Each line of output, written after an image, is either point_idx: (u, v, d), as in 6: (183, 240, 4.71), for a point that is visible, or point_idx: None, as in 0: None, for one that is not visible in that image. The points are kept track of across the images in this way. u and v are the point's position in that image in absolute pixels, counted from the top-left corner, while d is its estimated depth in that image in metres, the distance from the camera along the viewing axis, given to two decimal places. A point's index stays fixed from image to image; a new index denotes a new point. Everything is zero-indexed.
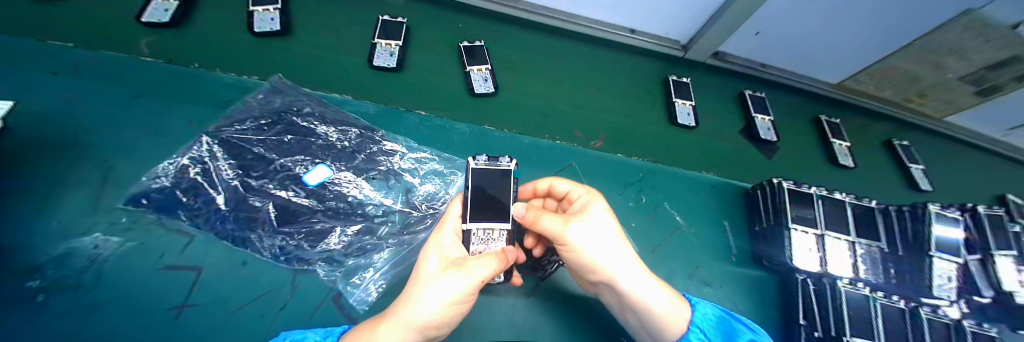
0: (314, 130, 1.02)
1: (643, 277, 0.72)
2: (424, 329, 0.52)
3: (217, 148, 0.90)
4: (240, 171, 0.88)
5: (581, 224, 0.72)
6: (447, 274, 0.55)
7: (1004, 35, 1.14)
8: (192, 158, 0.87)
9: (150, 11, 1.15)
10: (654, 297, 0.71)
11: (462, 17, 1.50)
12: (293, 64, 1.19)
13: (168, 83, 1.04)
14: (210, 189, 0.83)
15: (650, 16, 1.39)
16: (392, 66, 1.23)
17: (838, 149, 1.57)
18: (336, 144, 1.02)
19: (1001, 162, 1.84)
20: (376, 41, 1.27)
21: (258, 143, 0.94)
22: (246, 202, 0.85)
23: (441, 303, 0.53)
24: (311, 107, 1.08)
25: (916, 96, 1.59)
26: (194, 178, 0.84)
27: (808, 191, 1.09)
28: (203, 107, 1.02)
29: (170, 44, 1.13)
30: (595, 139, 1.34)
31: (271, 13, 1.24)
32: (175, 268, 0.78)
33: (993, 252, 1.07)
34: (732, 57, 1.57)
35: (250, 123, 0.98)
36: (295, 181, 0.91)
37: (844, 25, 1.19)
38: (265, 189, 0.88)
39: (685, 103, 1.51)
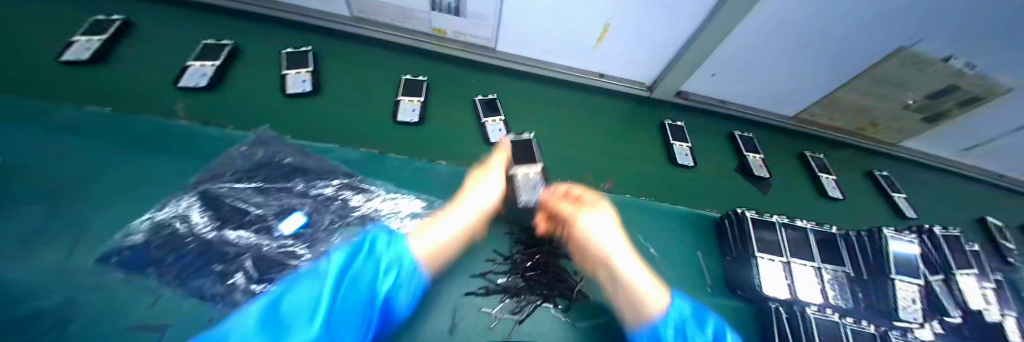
0: (292, 181, 1.12)
1: (630, 262, 0.90)
2: (481, 204, 0.99)
3: (196, 203, 0.97)
4: (216, 223, 0.93)
5: (591, 214, 0.98)
6: (484, 180, 1.05)
7: (938, 67, 1.49)
8: (172, 213, 0.93)
9: (188, 76, 1.35)
10: (638, 281, 0.85)
11: (456, 69, 1.73)
12: (295, 121, 1.34)
13: (160, 138, 1.14)
14: (186, 242, 0.87)
15: (623, 61, 1.69)
16: (414, 120, 1.43)
17: (825, 181, 1.83)
18: (312, 193, 1.10)
19: (942, 176, 2.19)
20: (401, 98, 1.49)
21: (232, 195, 1.01)
22: (221, 253, 0.87)
23: (487, 191, 1.02)
24: (292, 158, 1.18)
25: (868, 125, 1.97)
26: (171, 232, 0.89)
27: (770, 219, 1.18)
28: (197, 162, 1.09)
29: (204, 105, 1.31)
30: (603, 181, 1.48)
31: (303, 75, 1.46)
32: (140, 327, 0.72)
33: (953, 271, 1.17)
34: (694, 96, 1.90)
35: (232, 176, 1.06)
36: (269, 231, 0.96)
37: (797, 61, 1.54)
38: (232, 241, 0.91)
39: (683, 145, 1.70)
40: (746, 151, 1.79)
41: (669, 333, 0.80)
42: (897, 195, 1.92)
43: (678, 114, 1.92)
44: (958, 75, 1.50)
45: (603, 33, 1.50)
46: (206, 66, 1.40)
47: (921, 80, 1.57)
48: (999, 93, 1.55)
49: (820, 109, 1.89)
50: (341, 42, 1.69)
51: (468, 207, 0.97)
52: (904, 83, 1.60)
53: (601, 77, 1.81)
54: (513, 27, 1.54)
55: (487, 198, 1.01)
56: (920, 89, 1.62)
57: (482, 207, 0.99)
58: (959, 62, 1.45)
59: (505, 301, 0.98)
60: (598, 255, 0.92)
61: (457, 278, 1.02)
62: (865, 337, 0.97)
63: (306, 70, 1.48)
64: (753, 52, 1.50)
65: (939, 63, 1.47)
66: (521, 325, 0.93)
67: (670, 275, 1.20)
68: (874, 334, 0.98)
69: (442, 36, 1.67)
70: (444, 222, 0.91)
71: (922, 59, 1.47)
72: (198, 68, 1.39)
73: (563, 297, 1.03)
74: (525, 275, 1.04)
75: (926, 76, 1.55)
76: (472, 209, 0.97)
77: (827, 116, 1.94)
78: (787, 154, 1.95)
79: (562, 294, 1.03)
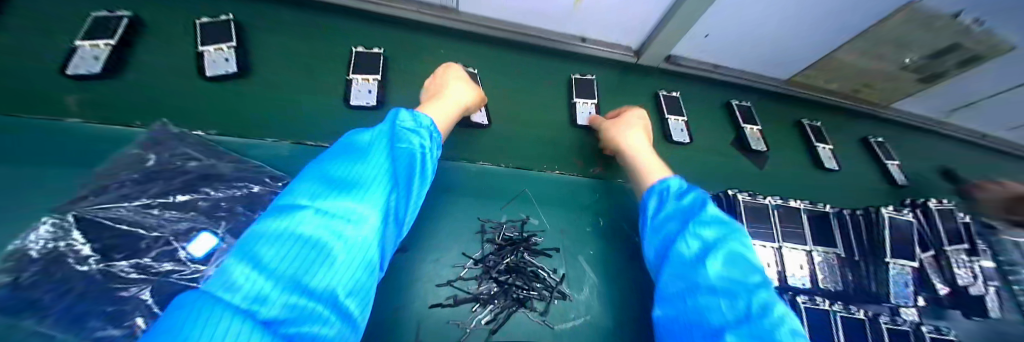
0: (200, 186, 0.81)
1: (649, 158, 1.04)
2: (463, 95, 1.05)
3: (67, 226, 0.68)
4: (97, 254, 0.66)
5: (627, 125, 1.14)
6: (461, 81, 1.08)
7: (946, 24, 1.34)
8: (32, 246, 0.66)
9: (75, 60, 1.02)
10: (648, 165, 1.03)
11: (416, 36, 1.47)
12: (213, 108, 1.08)
13: (20, 142, 0.85)
14: (47, 286, 0.61)
15: (606, 21, 1.46)
16: (372, 103, 1.19)
17: (822, 153, 1.76)
18: (225, 202, 0.80)
19: (931, 137, 2.15)
20: (353, 77, 1.23)
21: (107, 215, 0.70)
22: (111, 292, 0.63)
23: (466, 89, 1.07)
24: (199, 160, 0.86)
25: (863, 87, 1.85)
26: (18, 278, 0.61)
27: (763, 202, 1.08)
28: (62, 167, 0.83)
29: (106, 97, 1.01)
30: (593, 165, 1.32)
31: (223, 52, 1.17)
32: None
33: (945, 248, 1.13)
34: (682, 60, 1.71)
35: (116, 186, 0.75)
36: (171, 258, 0.70)
37: (799, 20, 1.36)
38: (121, 275, 0.65)
39: (678, 120, 1.57)
40: (744, 124, 1.67)
41: (670, 206, 0.88)
42: (891, 163, 1.88)
43: (667, 82, 1.75)
44: (963, 33, 1.37)
45: None
46: (99, 46, 1.06)
47: (926, 38, 1.43)
48: (1003, 52, 1.43)
49: (817, 72, 1.75)
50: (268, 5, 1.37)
51: (455, 96, 1.02)
52: (906, 43, 1.46)
53: (581, 42, 1.60)
54: None
55: (467, 90, 1.07)
56: (923, 48, 1.49)
57: (465, 98, 1.05)
58: (969, 18, 1.30)
59: (476, 310, 0.88)
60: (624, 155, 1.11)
61: (422, 288, 0.91)
62: (854, 324, 0.93)
63: (229, 45, 1.18)
64: (749, 11, 1.31)
65: (948, 19, 1.32)
66: (496, 335, 0.85)
67: None
68: (863, 319, 0.94)
69: None
70: (441, 103, 0.97)
71: (932, 16, 1.31)
72: (89, 49, 1.06)
73: (540, 299, 0.93)
74: (497, 278, 0.92)
75: (932, 35, 1.41)
76: (456, 98, 1.02)
77: (822, 78, 1.80)
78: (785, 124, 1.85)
79: (539, 296, 0.93)
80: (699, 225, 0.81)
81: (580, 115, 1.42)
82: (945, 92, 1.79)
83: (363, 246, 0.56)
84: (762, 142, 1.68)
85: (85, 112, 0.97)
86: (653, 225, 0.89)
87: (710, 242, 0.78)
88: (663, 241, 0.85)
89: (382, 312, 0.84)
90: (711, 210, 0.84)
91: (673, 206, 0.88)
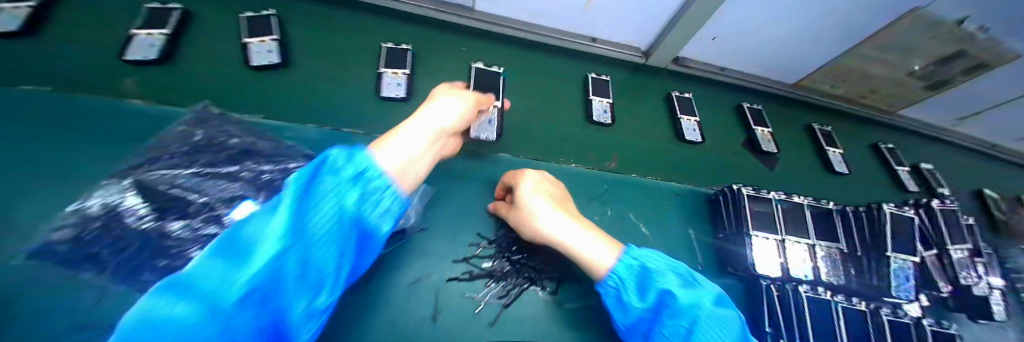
0: (243, 160, 0.87)
1: (587, 240, 0.78)
2: (443, 120, 0.76)
3: (126, 186, 0.76)
4: (153, 213, 0.72)
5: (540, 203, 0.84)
6: (450, 102, 0.81)
7: (949, 30, 1.38)
8: (98, 200, 0.75)
9: (133, 47, 1.11)
10: (592, 256, 0.75)
11: (435, 33, 1.54)
12: (249, 94, 1.15)
13: (76, 115, 0.93)
14: (113, 236, 0.70)
15: (617, 21, 1.52)
16: (401, 95, 1.27)
17: (832, 157, 1.80)
18: (263, 176, 0.85)
19: (939, 146, 2.16)
20: (382, 71, 1.31)
21: (166, 179, 0.77)
22: (162, 249, 0.69)
23: (455, 115, 0.80)
24: (239, 138, 0.93)
25: (869, 93, 1.88)
26: (96, 222, 0.71)
27: (767, 196, 1.12)
28: (116, 142, 0.91)
29: (158, 79, 1.10)
30: (608, 161, 1.41)
31: (266, 44, 1.24)
32: (85, 329, 0.68)
33: (947, 247, 1.14)
34: (689, 62, 1.76)
35: (167, 157, 0.82)
36: (218, 222, 0.75)
37: (804, 24, 1.41)
38: (171, 234, 0.71)
39: (690, 119, 1.63)
40: (754, 125, 1.73)
41: (634, 304, 0.70)
42: (900, 169, 1.91)
43: (675, 83, 1.79)
44: (967, 39, 1.41)
45: None
46: (154, 35, 1.15)
47: (930, 45, 1.47)
48: (1008, 59, 1.46)
49: (823, 76, 1.78)
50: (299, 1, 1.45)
51: (428, 121, 0.73)
52: (910, 49, 1.50)
53: (591, 42, 1.66)
54: None
55: (447, 113, 0.78)
56: (928, 55, 1.52)
57: (445, 123, 0.76)
58: (971, 25, 1.34)
59: (490, 286, 0.93)
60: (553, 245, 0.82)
61: (439, 263, 0.95)
62: (853, 313, 0.97)
63: (271, 38, 1.26)
64: (754, 14, 1.37)
65: (952, 25, 1.36)
66: (508, 309, 0.90)
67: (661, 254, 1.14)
68: (863, 310, 0.97)
69: None
70: (404, 135, 0.66)
71: (935, 22, 1.35)
72: (144, 37, 1.15)
73: (550, 280, 0.98)
74: (510, 258, 0.98)
75: (935, 42, 1.45)
76: (432, 125, 0.73)
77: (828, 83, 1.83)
78: (795, 129, 1.89)
79: (549, 277, 0.98)
80: (670, 320, 0.67)
81: (594, 113, 1.51)
82: (951, 100, 1.81)
83: (236, 321, 0.37)
84: (774, 145, 1.74)
85: (145, 94, 1.06)
86: (625, 326, 0.74)
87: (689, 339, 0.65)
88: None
89: (401, 284, 0.87)
90: (681, 302, 0.67)
91: (636, 304, 0.70)
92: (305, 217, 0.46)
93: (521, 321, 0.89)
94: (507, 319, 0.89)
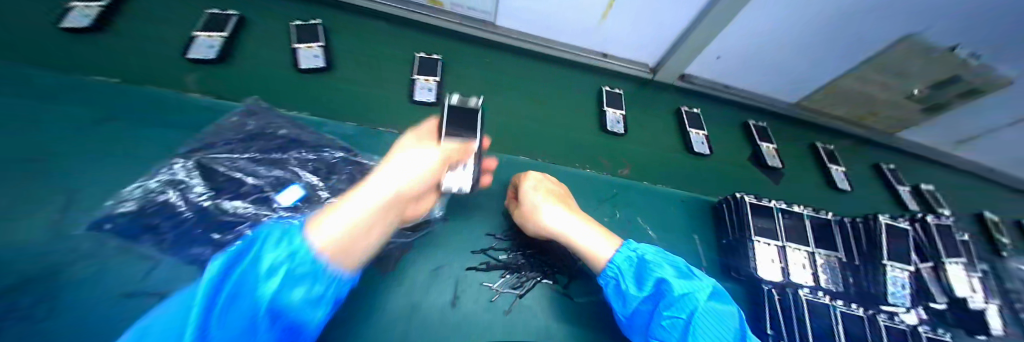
0: (289, 150, 1.04)
1: (589, 233, 0.85)
2: (406, 180, 0.68)
3: (187, 169, 0.91)
4: (211, 193, 0.88)
5: (542, 198, 0.92)
6: (417, 151, 0.74)
7: (944, 56, 1.47)
8: (161, 180, 0.90)
9: (195, 47, 1.27)
10: (586, 244, 0.84)
11: (458, 44, 1.66)
12: (290, 94, 1.28)
13: (139, 107, 1.08)
14: (178, 211, 0.84)
15: (626, 39, 1.63)
16: (431, 100, 1.39)
17: (835, 175, 1.87)
18: (308, 165, 1.02)
19: (938, 168, 2.22)
20: (416, 77, 1.44)
21: (229, 163, 0.94)
22: (218, 221, 0.85)
23: (422, 168, 0.72)
24: (286, 129, 1.10)
25: (868, 114, 1.96)
26: (159, 200, 0.85)
27: (768, 205, 1.19)
28: (175, 133, 1.05)
29: (217, 77, 1.25)
30: (621, 167, 1.48)
31: (313, 50, 1.39)
32: (138, 294, 0.77)
33: (943, 260, 1.20)
34: (695, 79, 1.86)
35: (223, 144, 0.99)
36: (265, 202, 0.91)
37: (804, 46, 1.50)
38: (226, 210, 0.87)
39: (698, 133, 1.72)
40: (760, 141, 1.82)
41: (632, 291, 0.76)
42: (902, 189, 1.97)
43: (681, 98, 1.89)
44: (963, 66, 1.49)
45: (607, 10, 1.44)
46: (214, 37, 1.31)
47: (925, 70, 1.55)
48: (1000, 85, 1.54)
49: (822, 97, 1.86)
50: (336, 12, 1.59)
51: (388, 181, 0.65)
52: (907, 73, 1.59)
53: (602, 57, 1.77)
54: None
55: (414, 169, 0.70)
56: (924, 79, 1.61)
57: (407, 183, 0.68)
58: (964, 52, 1.43)
59: (506, 277, 0.99)
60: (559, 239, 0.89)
61: (459, 253, 1.02)
62: (852, 318, 1.01)
63: (318, 44, 1.41)
64: (757, 35, 1.47)
65: (944, 52, 1.45)
66: (522, 299, 0.96)
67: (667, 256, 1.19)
68: (861, 316, 1.02)
69: (439, 7, 1.59)
70: (353, 202, 0.59)
71: (930, 48, 1.44)
72: (205, 39, 1.31)
73: (563, 275, 1.04)
74: (525, 252, 1.05)
75: (931, 67, 1.53)
76: (393, 185, 0.65)
77: (827, 104, 1.92)
78: (798, 146, 1.96)
79: (561, 271, 1.04)
80: (668, 309, 0.70)
81: (608, 123, 1.60)
82: (948, 123, 1.89)
83: None
84: (779, 160, 1.81)
85: (203, 90, 1.20)
86: (625, 316, 0.80)
87: (686, 331, 0.67)
88: (643, 334, 0.76)
89: (423, 270, 0.94)
90: (676, 289, 0.71)
91: (634, 293, 0.76)
92: (207, 312, 0.41)
93: (534, 311, 0.95)
94: (522, 309, 0.94)
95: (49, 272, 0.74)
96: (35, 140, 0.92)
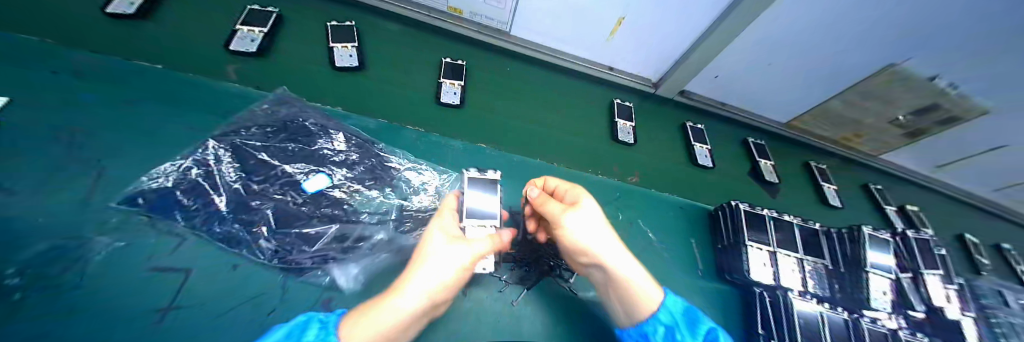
0: (316, 139, 1.13)
1: (626, 259, 0.81)
2: (435, 285, 0.68)
3: (222, 152, 1.00)
4: (242, 176, 0.97)
5: (575, 211, 0.80)
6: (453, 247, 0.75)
7: (924, 84, 1.59)
8: (195, 160, 0.96)
9: (237, 40, 1.34)
10: (630, 278, 0.79)
11: (477, 52, 1.77)
12: (318, 89, 1.36)
13: (172, 92, 1.15)
14: (211, 191, 0.92)
15: (633, 55, 1.74)
16: (455, 102, 1.49)
17: (827, 192, 1.97)
18: (339, 154, 1.13)
19: (919, 190, 2.36)
20: (443, 81, 1.54)
21: (263, 150, 1.04)
22: (247, 205, 0.93)
23: (454, 268, 0.72)
24: (314, 119, 1.20)
25: (854, 136, 2.09)
26: (196, 179, 0.93)
27: (761, 213, 1.26)
28: (208, 116, 1.12)
29: (255, 70, 1.33)
30: (631, 175, 1.57)
31: (348, 50, 1.47)
32: (160, 269, 0.83)
33: (921, 271, 1.28)
34: (694, 95, 1.97)
35: (256, 130, 1.09)
36: (293, 187, 1.01)
37: (795, 69, 1.61)
38: (255, 191, 0.96)
39: (702, 147, 1.81)
40: (759, 158, 1.92)
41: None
42: (889, 209, 2.07)
43: (680, 113, 2.00)
44: (942, 94, 1.61)
45: (616, 26, 1.54)
46: (254, 31, 1.38)
47: (908, 96, 1.67)
48: (977, 114, 1.66)
49: (812, 118, 1.98)
50: (362, 14, 1.68)
51: (416, 288, 0.66)
52: (891, 99, 1.71)
53: (608, 70, 1.87)
54: (529, 11, 1.55)
55: (443, 273, 0.70)
56: (907, 105, 1.73)
57: (435, 288, 0.68)
58: (943, 82, 1.55)
59: (514, 269, 1.07)
60: (588, 257, 0.82)
61: None
62: (836, 322, 1.07)
63: (353, 45, 1.49)
64: (754, 56, 1.57)
65: (924, 80, 1.57)
66: (530, 291, 1.04)
67: (664, 256, 1.27)
68: (845, 319, 1.08)
69: (458, 15, 1.67)
70: (383, 313, 0.61)
71: (911, 76, 1.56)
72: (246, 32, 1.38)
73: (568, 270, 1.10)
74: (533, 250, 1.10)
75: (913, 94, 1.65)
76: (421, 292, 0.66)
77: (816, 126, 2.04)
78: (790, 164, 2.08)
79: (568, 267, 1.10)
80: None
81: (621, 133, 1.68)
82: (928, 149, 2.02)
83: None
84: (775, 175, 1.92)
85: (245, 81, 1.28)
86: None
87: None
88: None
89: None
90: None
91: None
92: None
93: (540, 300, 1.04)
94: (528, 300, 1.03)
95: (86, 242, 0.80)
96: (73, 118, 0.98)
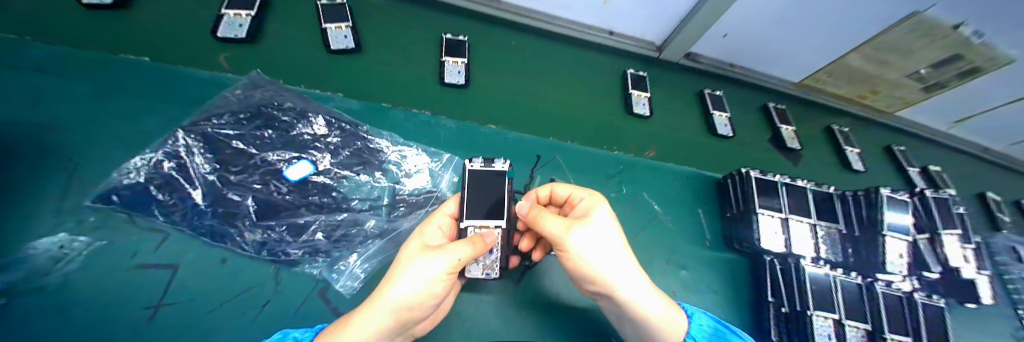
0: (295, 124, 1.06)
1: (643, 286, 0.69)
2: (400, 304, 0.57)
3: (193, 142, 0.92)
4: (217, 167, 0.90)
5: (581, 228, 0.67)
6: (425, 259, 0.61)
7: (947, 34, 1.43)
8: (167, 153, 0.90)
9: (224, 26, 1.23)
10: (650, 308, 0.69)
11: (473, 24, 1.63)
12: (301, 73, 1.25)
13: (144, 81, 1.07)
14: (187, 186, 0.86)
15: (636, 17, 1.60)
16: (460, 82, 1.38)
17: (849, 156, 1.89)
18: (324, 139, 1.07)
19: (942, 149, 2.25)
20: (445, 59, 1.42)
21: (237, 138, 0.97)
22: (225, 197, 0.88)
23: (422, 282, 0.59)
24: (292, 102, 1.13)
25: (870, 93, 1.97)
26: (169, 172, 0.87)
27: (772, 179, 1.19)
28: (182, 107, 1.05)
29: (247, 58, 1.23)
30: (647, 150, 1.48)
31: (342, 30, 1.35)
32: (144, 267, 0.80)
33: (939, 231, 1.23)
34: (701, 58, 1.85)
35: (227, 117, 1.01)
36: (275, 176, 0.95)
37: (802, 22, 1.47)
38: (229, 179, 0.90)
39: (722, 115, 1.71)
40: (780, 124, 1.83)
41: None
42: (909, 170, 2.00)
43: (690, 78, 1.88)
44: (963, 44, 1.46)
45: None
46: (241, 15, 1.27)
47: (928, 49, 1.53)
48: (1000, 65, 1.52)
49: (826, 76, 1.85)
50: None
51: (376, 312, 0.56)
52: (911, 51, 1.56)
53: (608, 35, 1.74)
54: None
55: (408, 290, 0.58)
56: (925, 59, 1.59)
57: (401, 309, 0.57)
58: (966, 30, 1.40)
59: None
60: (597, 284, 0.70)
61: None
62: (849, 287, 1.04)
63: (347, 24, 1.36)
64: (760, 11, 1.42)
65: (947, 30, 1.42)
66: (530, 271, 1.06)
67: (670, 228, 1.23)
68: (858, 284, 1.05)
69: None
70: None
71: (930, 26, 1.41)
72: (233, 17, 1.27)
73: None
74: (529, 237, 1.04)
75: (934, 46, 1.50)
76: (387, 311, 0.56)
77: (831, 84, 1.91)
78: (807, 127, 1.98)
79: None
80: None
81: (635, 105, 1.58)
82: (948, 106, 1.90)
83: None
84: (796, 141, 1.84)
85: (237, 70, 1.19)
86: None
87: None
88: None
89: None
90: None
91: None
92: None
93: (543, 277, 1.05)
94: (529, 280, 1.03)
95: (63, 243, 0.77)
96: (34, 114, 0.92)
